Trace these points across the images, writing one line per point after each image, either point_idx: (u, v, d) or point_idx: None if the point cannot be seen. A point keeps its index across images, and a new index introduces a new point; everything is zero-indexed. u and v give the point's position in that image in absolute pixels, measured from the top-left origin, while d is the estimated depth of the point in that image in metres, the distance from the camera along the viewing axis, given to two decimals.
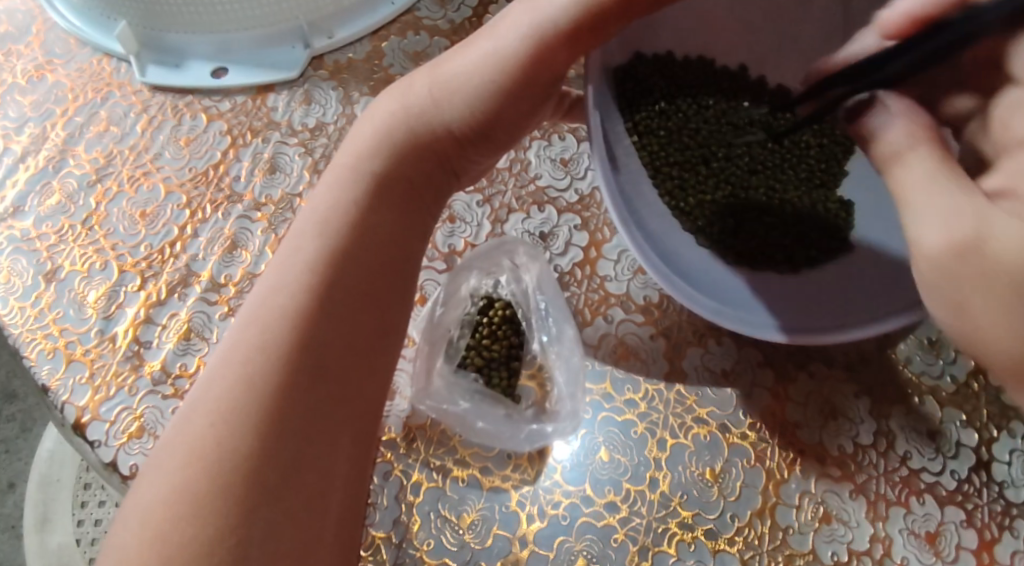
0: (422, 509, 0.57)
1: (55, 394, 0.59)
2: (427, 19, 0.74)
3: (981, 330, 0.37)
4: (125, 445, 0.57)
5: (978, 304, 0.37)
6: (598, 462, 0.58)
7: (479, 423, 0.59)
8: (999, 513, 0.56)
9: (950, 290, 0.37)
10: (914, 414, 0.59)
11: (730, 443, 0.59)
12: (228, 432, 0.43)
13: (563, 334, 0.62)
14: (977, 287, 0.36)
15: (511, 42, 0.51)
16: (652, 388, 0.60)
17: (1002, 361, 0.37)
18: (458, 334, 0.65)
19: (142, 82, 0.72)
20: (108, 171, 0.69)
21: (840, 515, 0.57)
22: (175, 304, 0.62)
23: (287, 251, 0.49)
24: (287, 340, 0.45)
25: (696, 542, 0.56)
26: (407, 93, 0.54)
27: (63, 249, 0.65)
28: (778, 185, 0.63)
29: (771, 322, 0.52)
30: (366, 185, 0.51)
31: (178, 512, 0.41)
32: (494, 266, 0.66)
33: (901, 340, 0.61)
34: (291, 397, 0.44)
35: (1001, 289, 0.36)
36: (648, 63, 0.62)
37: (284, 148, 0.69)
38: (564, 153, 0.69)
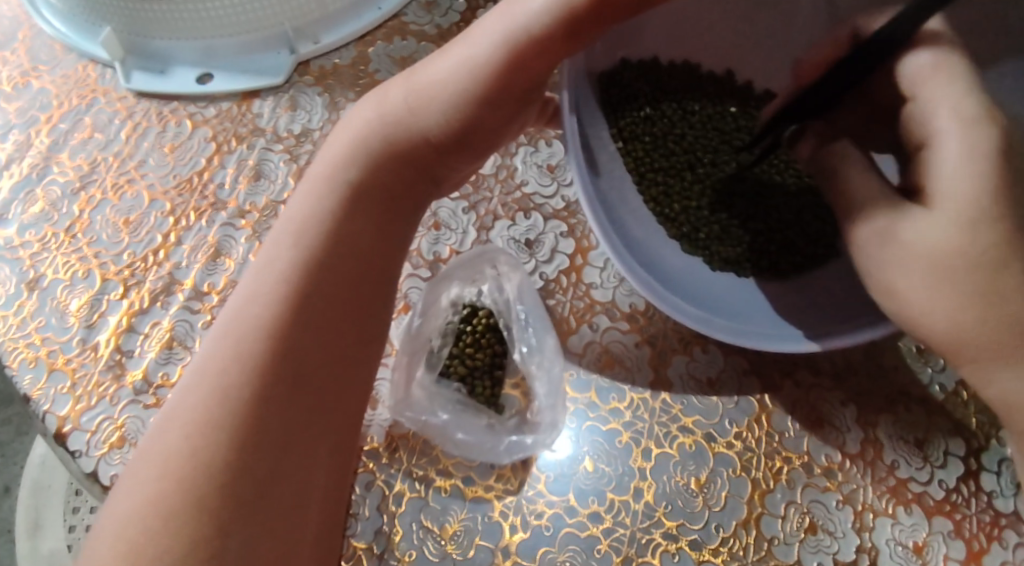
0: (404, 520, 0.56)
1: (37, 404, 0.59)
2: (414, 24, 0.73)
3: (908, 302, 0.44)
4: (106, 455, 0.57)
5: (908, 285, 0.44)
6: (582, 472, 0.58)
7: (459, 434, 0.59)
8: (988, 524, 0.55)
9: (881, 280, 0.45)
10: (901, 423, 0.58)
11: (715, 453, 0.58)
12: (203, 443, 0.42)
13: (543, 345, 0.62)
14: (908, 276, 0.44)
15: (485, 48, 0.51)
16: (638, 397, 0.60)
17: (936, 327, 0.44)
18: (439, 343, 0.65)
19: (127, 88, 0.72)
20: (91, 178, 0.69)
21: (827, 525, 0.56)
22: (157, 312, 0.62)
23: (263, 261, 0.48)
24: (263, 351, 0.44)
25: (681, 553, 0.56)
26: (384, 101, 0.53)
27: (46, 257, 0.66)
28: (766, 191, 0.62)
29: (757, 330, 0.51)
30: (343, 193, 0.50)
31: (152, 525, 0.39)
32: (477, 275, 0.66)
33: (889, 349, 0.60)
34: (268, 408, 0.43)
35: (918, 266, 0.44)
36: (633, 69, 0.62)
37: (269, 155, 0.68)
38: (550, 160, 0.69)
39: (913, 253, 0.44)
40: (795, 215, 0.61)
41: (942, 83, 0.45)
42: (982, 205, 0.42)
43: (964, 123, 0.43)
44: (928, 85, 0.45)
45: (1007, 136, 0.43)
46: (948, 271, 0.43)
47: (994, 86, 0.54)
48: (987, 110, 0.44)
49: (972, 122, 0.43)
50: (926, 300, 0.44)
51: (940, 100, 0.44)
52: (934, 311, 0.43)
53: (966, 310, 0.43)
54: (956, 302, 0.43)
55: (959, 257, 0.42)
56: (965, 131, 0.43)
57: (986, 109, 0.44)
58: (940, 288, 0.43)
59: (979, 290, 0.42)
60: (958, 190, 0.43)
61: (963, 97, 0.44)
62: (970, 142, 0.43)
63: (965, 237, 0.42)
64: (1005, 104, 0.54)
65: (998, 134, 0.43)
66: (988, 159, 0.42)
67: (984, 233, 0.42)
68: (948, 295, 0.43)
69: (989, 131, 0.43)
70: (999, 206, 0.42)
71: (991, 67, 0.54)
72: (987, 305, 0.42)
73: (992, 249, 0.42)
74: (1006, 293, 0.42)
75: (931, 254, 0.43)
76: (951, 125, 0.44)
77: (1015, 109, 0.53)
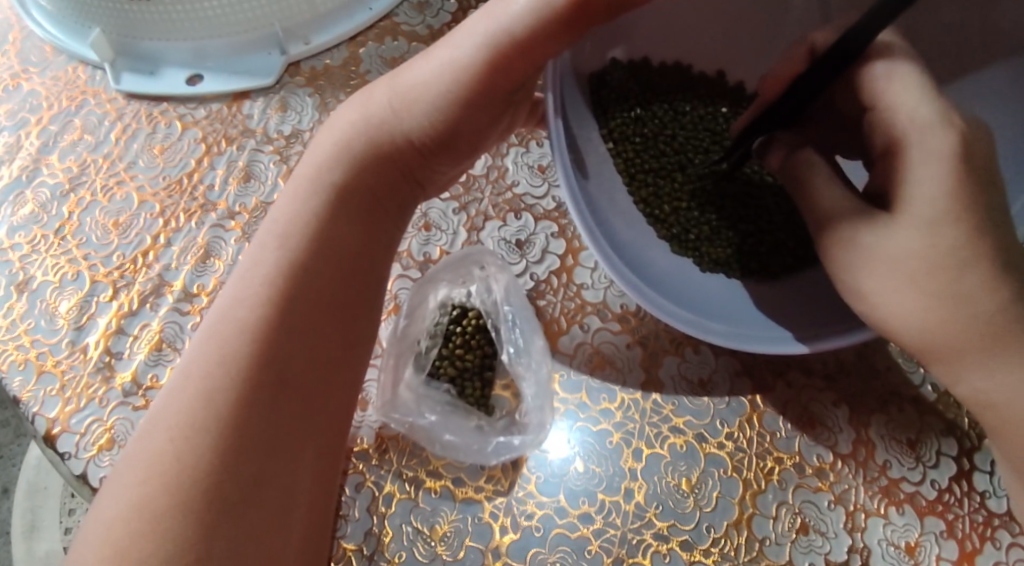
0: (394, 521, 0.56)
1: (26, 406, 0.59)
2: (405, 24, 0.73)
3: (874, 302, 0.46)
4: (94, 457, 0.57)
5: (873, 286, 0.46)
6: (573, 473, 0.58)
7: (446, 435, 0.58)
8: (981, 524, 0.55)
9: (849, 283, 0.47)
10: (894, 423, 0.58)
11: (707, 453, 0.58)
12: (188, 447, 0.42)
13: (530, 346, 0.62)
14: (876, 278, 0.45)
15: (468, 50, 0.50)
16: (628, 397, 0.60)
17: (905, 322, 0.45)
18: (428, 344, 0.64)
19: (117, 90, 0.72)
20: (81, 180, 0.69)
21: (818, 526, 0.56)
22: (147, 314, 0.62)
23: (247, 264, 0.48)
24: (247, 354, 0.44)
25: (671, 554, 0.55)
26: (368, 103, 0.53)
27: (35, 259, 0.66)
28: (756, 190, 0.62)
29: (745, 331, 0.51)
30: (327, 195, 0.50)
31: (137, 529, 0.39)
32: (464, 276, 0.65)
33: (881, 349, 0.60)
34: (253, 412, 0.43)
35: (880, 267, 0.45)
36: (624, 69, 0.62)
37: (259, 156, 0.68)
38: (541, 160, 0.69)
39: (878, 256, 0.45)
40: (785, 217, 0.61)
41: (901, 88, 0.46)
42: (941, 207, 0.44)
43: (920, 128, 0.45)
44: (888, 90, 0.47)
45: (965, 138, 0.45)
46: (912, 273, 0.44)
47: (982, 85, 0.54)
48: (944, 113, 0.45)
49: (931, 127, 0.45)
50: (893, 301, 0.45)
51: (900, 106, 0.46)
52: (900, 311, 0.45)
53: (930, 309, 0.44)
54: (920, 302, 0.44)
55: (922, 258, 0.44)
56: (923, 136, 0.45)
57: (944, 113, 0.45)
58: (905, 289, 0.45)
59: (942, 290, 0.44)
60: (918, 194, 0.45)
61: (921, 103, 0.46)
62: (928, 147, 0.45)
63: (927, 239, 0.44)
64: (993, 103, 0.53)
65: (956, 136, 0.45)
66: (946, 163, 0.44)
67: (945, 234, 0.44)
68: (911, 294, 0.44)
69: (948, 135, 0.45)
70: (958, 207, 0.44)
71: (980, 66, 0.54)
72: (950, 304, 0.44)
73: (954, 249, 0.44)
74: (969, 291, 0.43)
75: (894, 256, 0.45)
76: (909, 131, 0.46)
77: (1004, 108, 0.53)
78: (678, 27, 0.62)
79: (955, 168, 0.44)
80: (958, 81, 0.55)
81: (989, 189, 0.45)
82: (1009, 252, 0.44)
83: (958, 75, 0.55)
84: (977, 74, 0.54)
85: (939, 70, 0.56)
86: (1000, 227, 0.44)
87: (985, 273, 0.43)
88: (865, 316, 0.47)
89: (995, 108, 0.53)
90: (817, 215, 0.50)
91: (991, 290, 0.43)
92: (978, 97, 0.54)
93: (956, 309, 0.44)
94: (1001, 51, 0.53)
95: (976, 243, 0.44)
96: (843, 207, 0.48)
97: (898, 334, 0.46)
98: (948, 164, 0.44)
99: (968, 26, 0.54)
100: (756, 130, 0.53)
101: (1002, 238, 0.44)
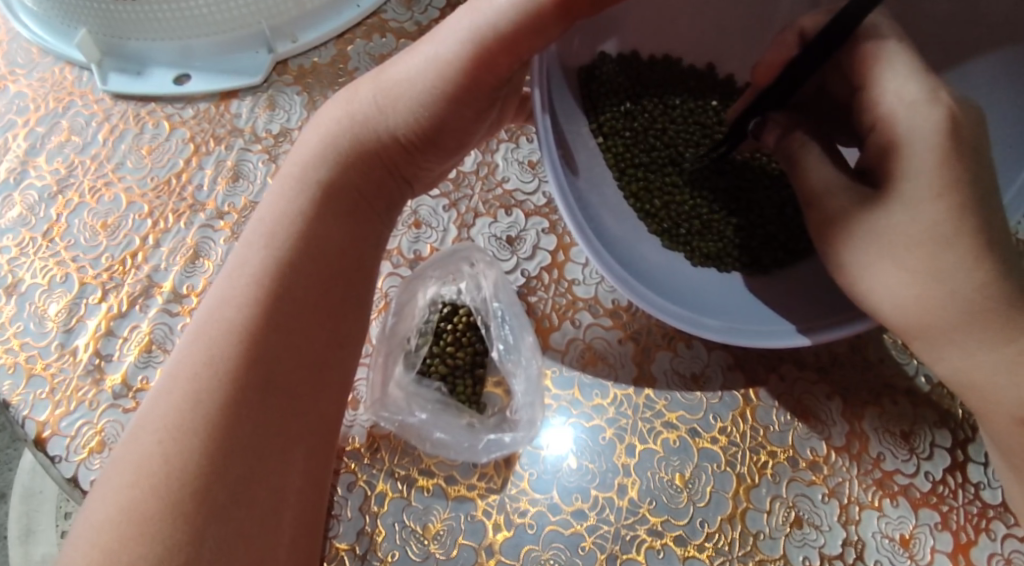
0: (387, 520, 0.56)
1: (15, 409, 0.59)
2: (394, 21, 0.73)
3: (864, 285, 0.46)
4: (85, 460, 0.56)
5: (864, 267, 0.45)
6: (566, 470, 0.57)
7: (437, 433, 0.58)
8: (976, 515, 0.55)
9: (841, 267, 0.47)
10: (888, 415, 0.58)
11: (699, 448, 0.58)
12: (176, 448, 0.41)
13: (520, 343, 0.61)
14: (865, 262, 0.45)
15: (452, 45, 0.50)
16: (621, 393, 0.59)
17: (892, 304, 0.45)
18: (418, 343, 0.64)
19: (105, 91, 0.71)
20: (69, 181, 0.69)
21: (812, 519, 0.56)
22: (137, 315, 0.62)
23: (232, 263, 0.48)
24: (233, 356, 0.44)
25: (665, 549, 0.55)
26: (353, 100, 0.53)
27: (24, 262, 0.66)
28: (745, 183, 0.62)
29: (731, 325, 0.51)
30: (312, 194, 0.50)
31: (125, 533, 0.39)
32: (454, 273, 0.65)
33: (873, 341, 0.59)
34: (240, 414, 0.43)
35: (869, 247, 0.45)
36: (613, 63, 0.61)
37: (247, 155, 0.68)
38: (531, 155, 0.68)
39: (864, 234, 0.45)
40: (776, 210, 0.61)
41: (888, 67, 0.46)
42: (926, 181, 0.44)
43: (907, 107, 0.45)
44: (877, 70, 0.46)
45: (953, 113, 0.44)
46: (897, 251, 0.44)
47: (973, 76, 0.54)
48: (933, 88, 0.45)
49: (918, 105, 0.45)
50: (880, 282, 0.45)
51: (888, 83, 0.46)
52: (888, 293, 0.45)
53: (920, 286, 0.44)
54: (909, 280, 0.44)
55: (911, 234, 0.44)
56: (912, 111, 0.45)
57: (932, 89, 0.45)
58: (893, 268, 0.44)
59: (933, 263, 0.43)
60: (907, 168, 0.44)
61: (909, 79, 0.46)
62: (917, 125, 0.44)
63: (915, 214, 0.44)
64: (986, 91, 0.53)
65: (944, 113, 0.44)
66: (935, 137, 0.44)
67: (931, 210, 0.43)
68: (899, 275, 0.44)
69: (938, 112, 0.44)
70: (948, 184, 0.43)
71: (973, 54, 0.54)
72: (941, 282, 0.43)
73: (945, 223, 0.43)
74: (957, 276, 0.43)
75: (882, 231, 0.45)
76: (898, 110, 0.45)
77: (995, 96, 0.52)
78: (667, 18, 0.62)
79: (945, 143, 0.44)
80: (949, 69, 0.55)
81: (982, 170, 0.44)
82: (1001, 233, 0.44)
83: (949, 64, 0.55)
84: (971, 61, 0.54)
85: (930, 58, 0.56)
86: (994, 207, 0.44)
87: (976, 250, 0.43)
88: (859, 299, 0.46)
89: (986, 97, 0.53)
90: (809, 201, 0.49)
91: (983, 269, 0.43)
92: (969, 85, 0.54)
93: (943, 294, 0.43)
94: (993, 37, 0.52)
95: (966, 221, 0.43)
96: (836, 193, 0.47)
97: (888, 317, 0.45)
98: (938, 139, 0.44)
99: (961, 16, 0.54)
100: (745, 113, 0.53)
101: (996, 222, 0.43)
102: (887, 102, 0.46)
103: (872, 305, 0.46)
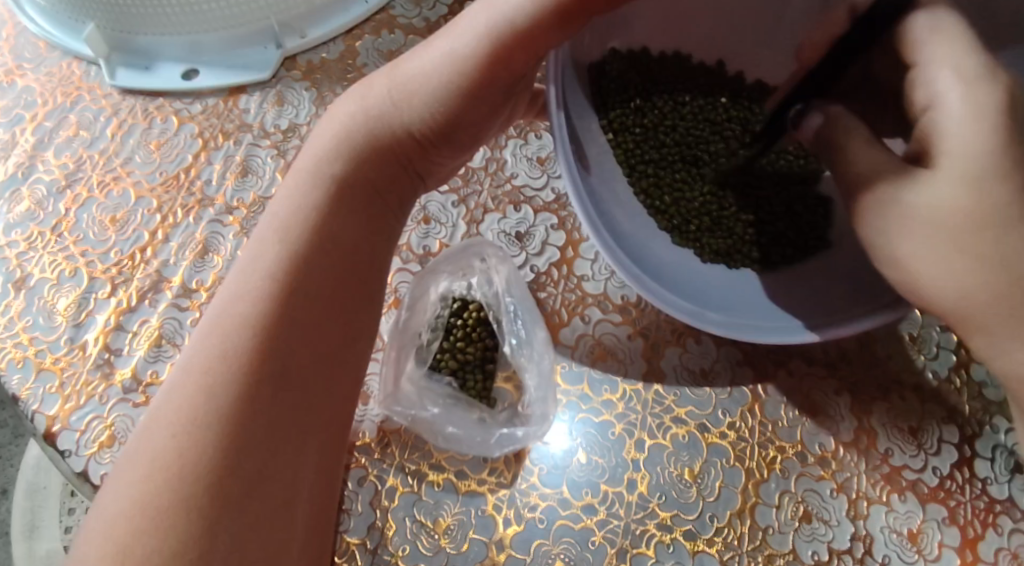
0: (397, 515, 0.56)
1: (26, 404, 0.59)
2: (402, 17, 0.72)
3: (922, 274, 0.43)
4: (96, 455, 0.56)
5: (922, 256, 0.43)
6: (575, 465, 0.58)
7: (449, 427, 0.59)
8: (983, 510, 0.55)
9: (890, 257, 0.45)
10: (895, 411, 0.58)
11: (709, 443, 0.58)
12: (190, 443, 0.41)
13: (532, 338, 0.62)
14: (922, 250, 0.43)
15: (468, 41, 0.50)
16: (630, 388, 0.60)
17: (951, 292, 0.43)
18: (429, 338, 0.65)
19: (112, 85, 0.71)
20: (77, 176, 0.69)
21: (821, 514, 0.56)
22: (146, 310, 0.62)
23: (247, 257, 0.48)
24: (248, 350, 0.44)
25: (675, 544, 0.55)
26: (367, 95, 0.53)
27: (33, 257, 0.66)
28: (754, 181, 0.62)
29: (747, 323, 0.51)
30: (326, 188, 0.50)
31: (140, 526, 0.39)
32: (465, 268, 0.66)
33: (882, 337, 0.60)
34: (254, 410, 0.43)
35: (930, 232, 0.43)
36: (622, 60, 0.61)
37: (257, 150, 0.68)
38: (540, 152, 0.68)
39: (922, 221, 0.43)
40: (785, 207, 0.61)
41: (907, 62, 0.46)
42: (990, 162, 0.41)
43: (967, 81, 0.43)
44: None
45: None
46: (957, 236, 0.42)
47: None
48: (988, 72, 0.43)
49: (978, 84, 0.42)
50: (941, 271, 0.43)
51: (942, 59, 0.43)
52: (946, 281, 0.43)
53: (982, 273, 0.42)
54: (969, 266, 0.42)
55: (969, 224, 0.42)
56: (959, 94, 0.42)
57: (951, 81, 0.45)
58: (951, 255, 0.42)
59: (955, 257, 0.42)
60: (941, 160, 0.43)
61: (965, 54, 0.43)
62: (976, 101, 0.42)
63: (979, 197, 0.42)
64: None
65: (1000, 88, 0.42)
66: (975, 126, 0.42)
67: (995, 192, 0.41)
68: (958, 262, 0.42)
69: (985, 97, 0.42)
70: None
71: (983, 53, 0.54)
72: None
73: (1008, 205, 0.41)
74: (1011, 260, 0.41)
75: (940, 217, 0.42)
76: (956, 84, 0.43)
77: None
78: (680, 15, 0.61)
79: (1004, 125, 0.41)
80: None
81: None
82: None
83: None
84: None
85: None
86: None
87: None
88: (909, 289, 0.45)
89: None
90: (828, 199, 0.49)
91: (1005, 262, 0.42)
92: None
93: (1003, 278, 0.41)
94: None
95: None
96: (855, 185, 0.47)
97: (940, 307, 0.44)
98: None
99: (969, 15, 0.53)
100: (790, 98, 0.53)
101: None
102: (946, 80, 0.43)
103: (928, 296, 0.44)
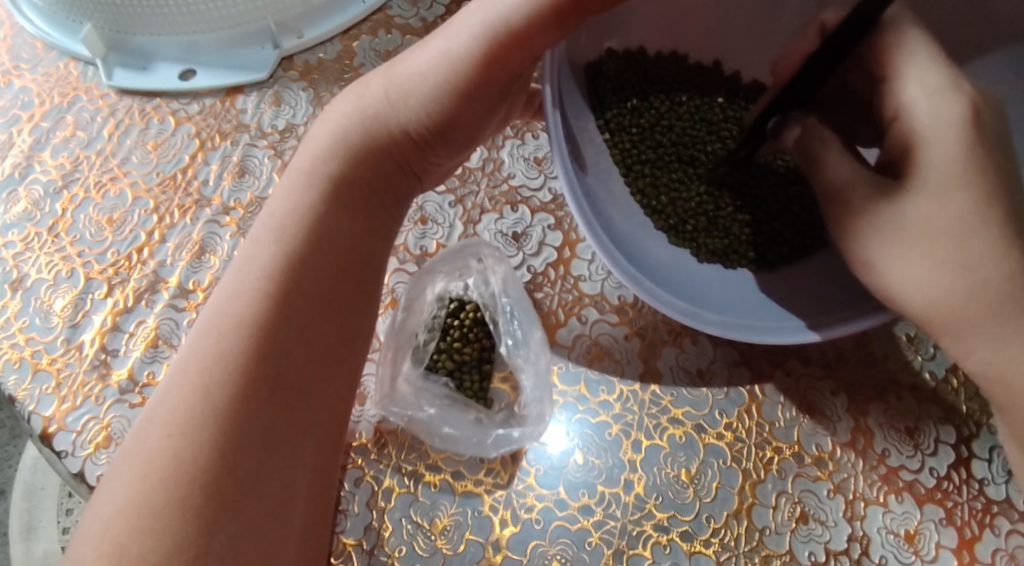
0: (394, 516, 0.56)
1: (22, 405, 0.59)
2: (399, 17, 0.72)
3: (889, 278, 0.45)
4: (92, 455, 0.56)
5: (889, 261, 0.45)
6: (572, 466, 0.57)
7: (445, 428, 0.59)
8: (980, 511, 0.55)
9: (862, 262, 0.46)
10: (892, 412, 0.58)
11: (706, 444, 0.58)
12: (185, 443, 0.41)
13: (529, 338, 0.62)
14: (889, 255, 0.45)
15: (464, 41, 0.50)
16: (627, 389, 0.59)
17: (915, 297, 0.44)
18: (426, 338, 0.64)
19: (109, 86, 0.71)
20: (74, 177, 0.69)
21: (818, 515, 0.56)
22: (142, 311, 0.62)
23: (243, 257, 0.48)
24: (243, 350, 0.44)
25: (672, 544, 0.55)
26: (363, 95, 0.53)
27: (29, 257, 0.66)
28: (752, 181, 0.61)
29: (744, 323, 0.51)
30: (322, 188, 0.50)
31: (135, 526, 0.39)
32: (462, 269, 0.65)
33: (879, 338, 0.60)
34: (249, 410, 0.43)
35: (894, 237, 0.45)
36: (618, 61, 0.61)
37: (254, 150, 0.68)
38: (537, 152, 0.68)
39: (888, 226, 0.45)
40: (782, 207, 0.61)
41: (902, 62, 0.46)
42: (951, 170, 0.43)
43: (933, 94, 0.44)
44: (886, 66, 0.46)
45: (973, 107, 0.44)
46: (920, 241, 0.44)
47: (979, 75, 0.54)
48: (952, 82, 0.44)
49: (944, 96, 0.44)
50: (906, 274, 0.44)
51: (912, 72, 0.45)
52: (911, 284, 0.44)
53: (947, 278, 0.43)
54: (930, 270, 0.44)
55: (932, 229, 0.43)
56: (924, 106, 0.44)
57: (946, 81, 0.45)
58: (918, 259, 0.44)
59: (939, 258, 0.43)
60: (915, 166, 0.44)
61: (931, 69, 0.45)
62: (942, 113, 0.44)
63: (940, 203, 0.43)
64: (995, 85, 0.52)
65: (966, 100, 0.44)
66: (943, 135, 0.43)
67: (955, 199, 0.43)
68: (922, 265, 0.44)
69: (950, 107, 0.44)
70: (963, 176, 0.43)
71: (979, 53, 0.54)
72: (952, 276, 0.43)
73: (970, 212, 0.43)
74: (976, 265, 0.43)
75: (903, 223, 0.44)
76: (921, 98, 0.44)
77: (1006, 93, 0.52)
78: (678, 15, 0.62)
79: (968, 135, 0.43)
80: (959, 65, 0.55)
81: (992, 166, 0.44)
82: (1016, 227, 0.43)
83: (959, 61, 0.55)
84: (980, 59, 0.54)
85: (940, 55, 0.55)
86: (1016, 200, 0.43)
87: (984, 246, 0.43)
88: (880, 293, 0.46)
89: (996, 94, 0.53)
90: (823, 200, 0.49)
91: (995, 263, 0.42)
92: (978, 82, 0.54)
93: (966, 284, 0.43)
94: (1001, 35, 0.52)
95: (976, 215, 0.43)
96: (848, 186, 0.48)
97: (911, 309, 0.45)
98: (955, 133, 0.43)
99: (966, 15, 0.53)
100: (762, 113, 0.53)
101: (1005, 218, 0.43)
102: (912, 92, 0.45)
103: (899, 300, 0.45)
